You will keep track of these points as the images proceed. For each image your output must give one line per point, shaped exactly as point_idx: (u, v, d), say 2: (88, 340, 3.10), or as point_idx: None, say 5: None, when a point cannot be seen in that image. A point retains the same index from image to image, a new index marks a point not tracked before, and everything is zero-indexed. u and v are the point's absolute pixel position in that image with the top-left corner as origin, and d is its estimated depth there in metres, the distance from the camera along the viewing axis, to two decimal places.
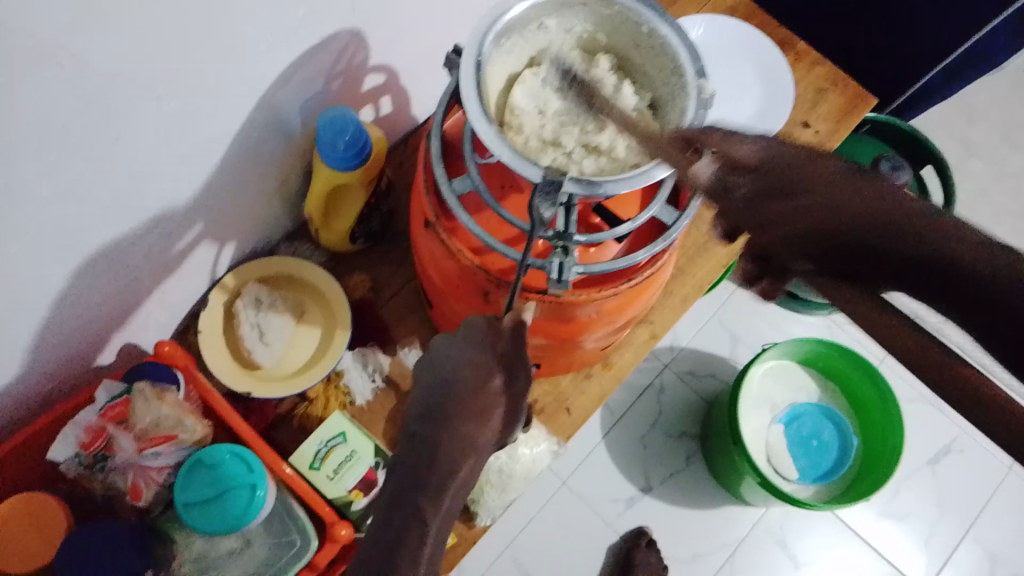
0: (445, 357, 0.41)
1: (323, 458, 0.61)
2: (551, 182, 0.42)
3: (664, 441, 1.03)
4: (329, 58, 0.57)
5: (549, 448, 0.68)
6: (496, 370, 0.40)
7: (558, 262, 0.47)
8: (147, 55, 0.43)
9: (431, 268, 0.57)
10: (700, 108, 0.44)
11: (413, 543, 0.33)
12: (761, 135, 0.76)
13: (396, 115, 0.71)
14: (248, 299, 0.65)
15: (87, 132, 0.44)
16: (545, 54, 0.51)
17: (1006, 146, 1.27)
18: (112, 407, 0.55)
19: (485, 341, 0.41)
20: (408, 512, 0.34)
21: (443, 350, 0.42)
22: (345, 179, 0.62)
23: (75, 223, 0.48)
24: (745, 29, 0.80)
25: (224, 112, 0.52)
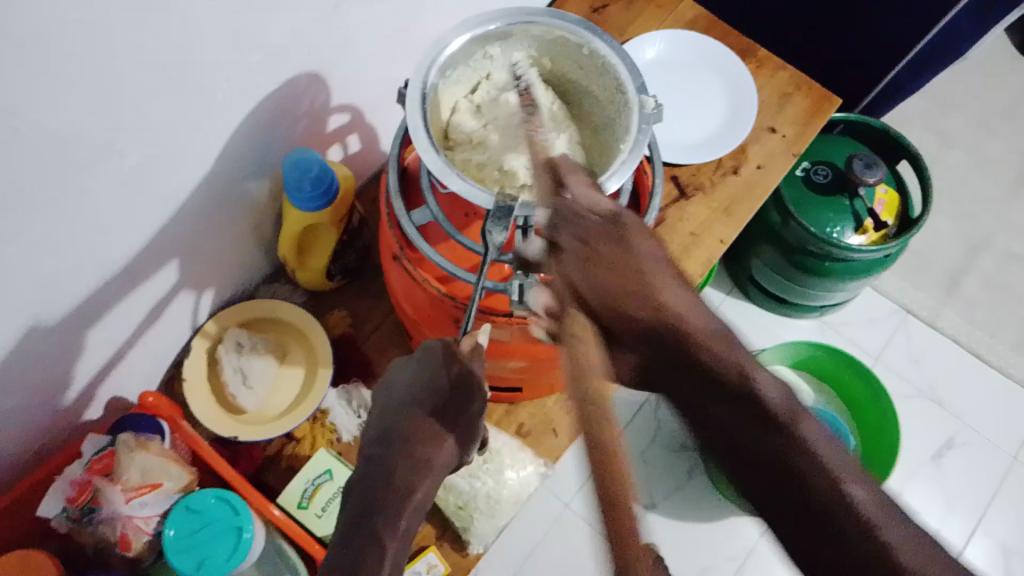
0: (397, 383, 0.41)
1: (310, 497, 0.61)
2: (501, 208, 0.44)
3: (663, 455, 1.03)
4: (290, 100, 0.58)
5: (536, 470, 0.68)
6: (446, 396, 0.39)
7: (519, 283, 0.46)
8: (104, 114, 0.44)
9: (404, 301, 0.58)
10: (642, 125, 0.46)
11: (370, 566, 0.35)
12: (728, 144, 0.77)
13: (365, 152, 0.72)
14: (230, 343, 0.66)
15: (51, 193, 0.45)
16: (483, 84, 0.51)
17: (982, 135, 1.27)
18: (97, 459, 0.56)
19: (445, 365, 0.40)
20: (365, 535, 0.36)
21: (396, 375, 0.41)
22: (314, 218, 0.63)
23: (47, 283, 0.49)
24: (705, 42, 0.81)
25: (188, 163, 0.53)
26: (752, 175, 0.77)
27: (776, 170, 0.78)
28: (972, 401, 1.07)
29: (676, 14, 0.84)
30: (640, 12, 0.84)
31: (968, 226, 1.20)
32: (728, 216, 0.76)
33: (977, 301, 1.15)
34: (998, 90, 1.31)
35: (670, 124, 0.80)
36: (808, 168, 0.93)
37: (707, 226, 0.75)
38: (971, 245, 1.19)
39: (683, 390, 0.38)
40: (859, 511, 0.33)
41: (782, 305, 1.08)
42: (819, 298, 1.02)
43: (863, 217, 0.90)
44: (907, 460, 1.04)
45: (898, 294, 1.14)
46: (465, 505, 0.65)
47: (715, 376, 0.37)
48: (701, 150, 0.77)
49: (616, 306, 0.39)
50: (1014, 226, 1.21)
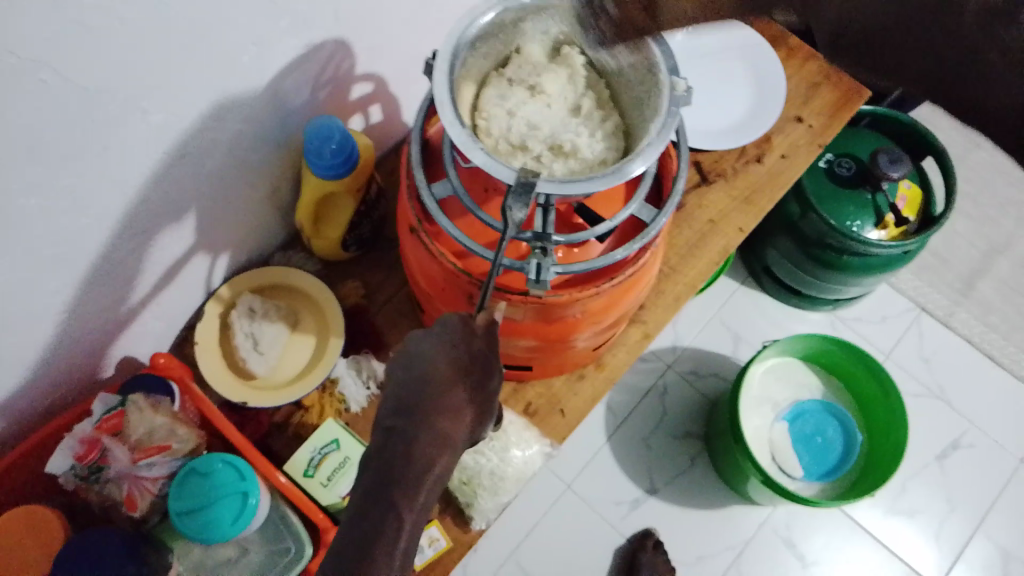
0: (418, 352, 0.41)
1: (316, 466, 0.61)
2: (523, 183, 0.43)
3: (668, 441, 1.03)
4: (315, 66, 0.57)
5: (541, 450, 0.67)
6: (472, 369, 0.41)
7: (536, 262, 0.48)
8: (130, 70, 0.44)
9: (419, 275, 0.58)
10: (671, 108, 0.45)
11: (387, 542, 0.34)
12: (759, 125, 0.76)
13: (386, 123, 0.72)
14: (242, 308, 0.66)
15: (71, 148, 0.44)
16: (514, 56, 0.51)
17: None
18: (106, 419, 0.56)
19: (466, 341, 0.41)
20: (384, 504, 0.35)
21: (415, 346, 0.41)
22: (333, 186, 0.62)
23: (64, 238, 0.49)
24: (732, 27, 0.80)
25: (210, 125, 0.52)
26: (775, 164, 0.76)
27: (800, 160, 0.77)
28: (980, 403, 1.07)
29: None
30: None
31: (988, 228, 1.19)
32: (748, 205, 0.75)
33: (992, 303, 1.14)
34: None
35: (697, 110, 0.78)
36: (831, 160, 0.92)
37: (727, 214, 0.74)
38: (990, 247, 1.18)
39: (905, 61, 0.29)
40: None
41: (796, 296, 1.07)
42: (835, 292, 1.01)
43: (885, 212, 0.89)
44: (912, 459, 1.04)
45: (913, 292, 1.13)
46: (470, 480, 0.66)
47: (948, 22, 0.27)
48: (723, 137, 0.76)
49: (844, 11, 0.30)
50: None
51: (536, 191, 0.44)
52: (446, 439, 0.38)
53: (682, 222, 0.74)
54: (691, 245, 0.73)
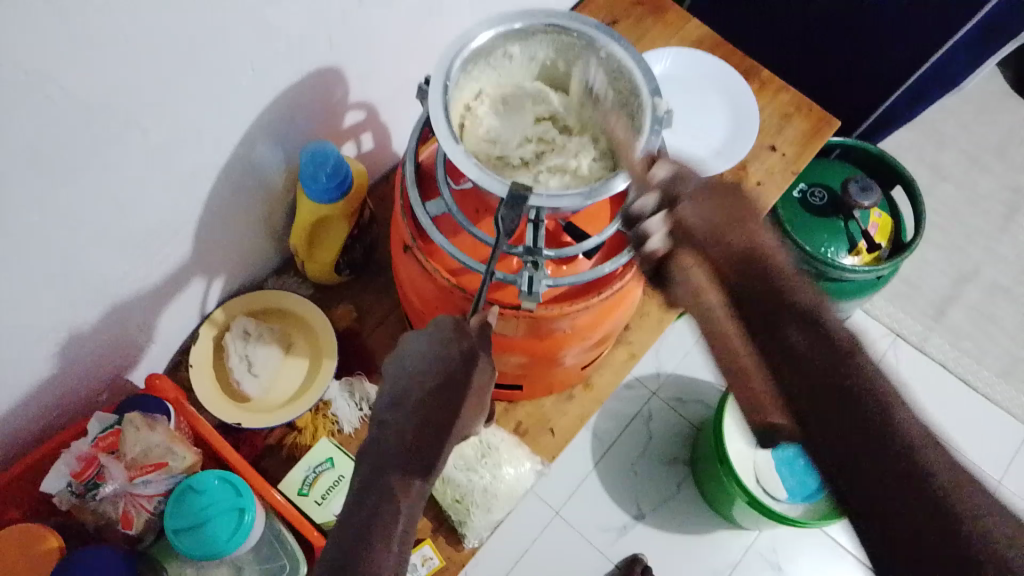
0: (412, 355, 0.43)
1: (310, 484, 0.62)
2: (516, 195, 0.45)
3: (655, 467, 1.04)
4: (309, 94, 0.60)
5: (532, 467, 0.69)
6: (462, 365, 0.42)
7: (529, 275, 0.50)
8: (133, 91, 0.46)
9: (412, 293, 0.59)
10: (655, 127, 0.48)
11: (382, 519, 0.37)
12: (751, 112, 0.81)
13: (377, 151, 0.74)
14: (236, 331, 0.67)
15: (75, 165, 0.46)
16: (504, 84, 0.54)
17: (974, 168, 1.30)
18: (103, 437, 0.56)
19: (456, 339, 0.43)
20: (379, 489, 0.38)
21: (410, 348, 0.44)
22: (328, 211, 0.64)
23: (65, 254, 0.50)
24: (674, 54, 0.84)
25: (207, 147, 0.54)
26: (752, 191, 0.79)
27: (773, 189, 0.80)
28: (958, 426, 1.09)
29: (684, 33, 0.87)
30: (649, 29, 0.87)
31: (957, 256, 1.22)
32: None
33: (963, 329, 1.17)
34: (990, 125, 1.34)
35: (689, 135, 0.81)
36: (805, 190, 0.96)
37: None
38: (960, 274, 1.21)
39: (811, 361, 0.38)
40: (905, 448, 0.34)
41: None
42: None
43: (857, 239, 0.93)
44: None
45: (887, 318, 1.16)
46: (463, 498, 0.67)
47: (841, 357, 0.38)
48: (701, 165, 0.79)
49: (756, 273, 0.44)
50: (1002, 258, 1.23)
51: (529, 204, 0.45)
52: (437, 431, 0.40)
53: None
54: None
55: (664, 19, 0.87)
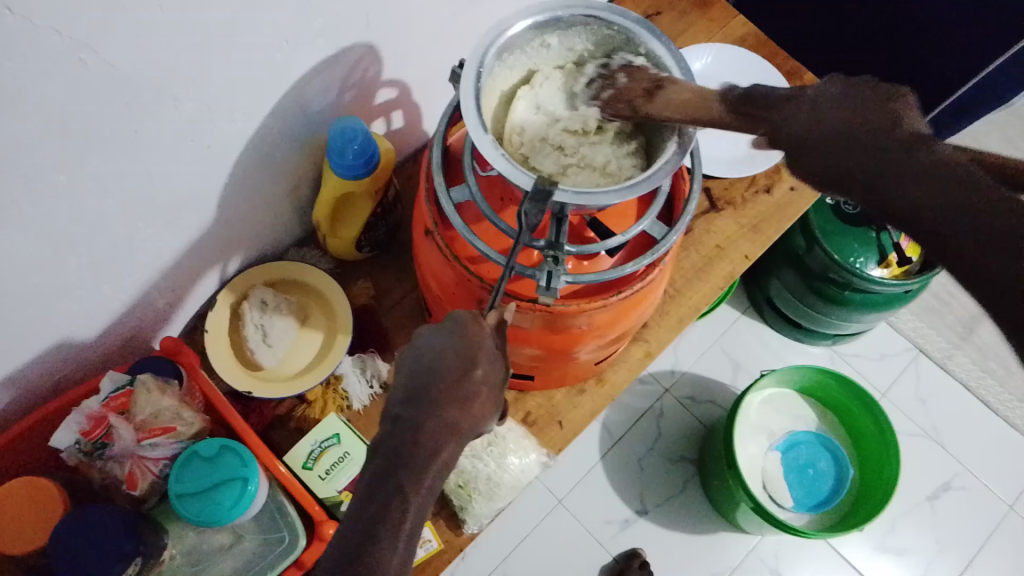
0: (429, 347, 0.43)
1: (315, 459, 0.62)
2: (541, 191, 0.44)
3: (661, 464, 1.04)
4: (343, 69, 0.59)
5: (538, 459, 0.68)
6: (479, 361, 0.42)
7: (548, 270, 0.50)
8: (168, 60, 0.45)
9: (430, 277, 0.59)
10: (689, 131, 0.47)
11: (391, 524, 0.36)
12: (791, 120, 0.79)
13: (407, 129, 0.74)
14: (254, 300, 0.67)
15: (104, 130, 0.46)
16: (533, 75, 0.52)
17: None
18: (114, 397, 0.57)
19: (474, 332, 0.43)
20: (387, 482, 0.37)
21: (427, 340, 0.43)
22: (352, 186, 0.64)
23: (89, 216, 0.50)
24: (716, 49, 0.82)
25: (237, 118, 0.54)
26: (784, 196, 0.77)
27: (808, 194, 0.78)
28: (974, 448, 1.08)
29: (728, 29, 0.85)
30: (693, 23, 0.85)
31: None
32: (754, 234, 0.76)
33: (989, 349, 1.15)
34: None
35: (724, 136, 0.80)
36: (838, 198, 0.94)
37: (733, 242, 0.76)
38: None
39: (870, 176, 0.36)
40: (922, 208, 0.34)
41: (795, 329, 1.09)
42: (835, 327, 1.02)
43: (888, 250, 0.91)
44: (903, 498, 1.04)
45: (912, 333, 1.14)
46: (466, 484, 0.67)
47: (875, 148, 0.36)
48: (733, 167, 0.78)
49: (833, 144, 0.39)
50: None
51: (553, 201, 0.45)
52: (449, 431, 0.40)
53: (689, 245, 0.75)
54: (698, 269, 0.75)
55: (708, 14, 0.85)
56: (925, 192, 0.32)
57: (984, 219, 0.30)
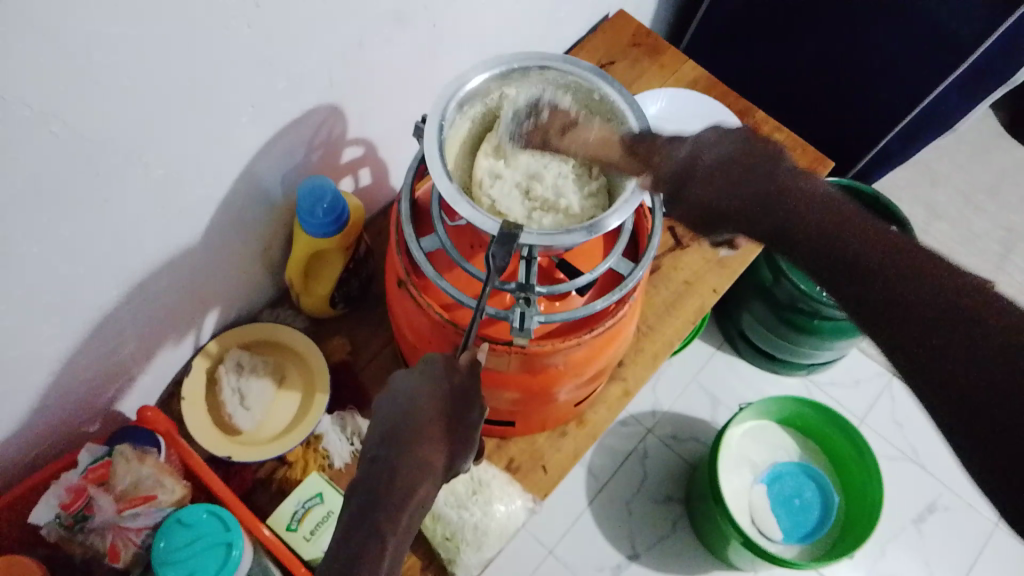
0: (402, 388, 0.42)
1: (300, 519, 0.61)
2: (507, 233, 0.46)
3: (649, 505, 1.03)
4: (309, 129, 0.61)
5: (524, 505, 0.68)
6: (452, 400, 0.42)
7: (520, 311, 0.50)
8: (137, 127, 0.47)
9: (405, 326, 0.60)
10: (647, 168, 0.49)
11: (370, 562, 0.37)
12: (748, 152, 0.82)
13: (375, 186, 0.75)
14: (231, 363, 0.67)
15: (75, 199, 0.47)
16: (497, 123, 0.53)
17: (970, 207, 1.30)
18: (92, 469, 0.55)
19: (447, 374, 0.43)
20: (369, 526, 0.37)
21: (400, 381, 0.42)
22: (323, 244, 0.65)
23: (62, 286, 0.51)
24: (670, 93, 0.85)
25: (207, 181, 0.55)
26: None
27: None
28: (955, 467, 1.09)
29: (680, 74, 0.88)
30: (645, 71, 0.88)
31: None
32: (722, 267, 0.78)
33: None
34: (986, 162, 1.34)
35: None
36: None
37: (701, 276, 0.78)
38: None
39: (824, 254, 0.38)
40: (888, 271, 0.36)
41: (770, 361, 1.10)
42: (809, 356, 1.03)
43: None
44: (890, 523, 1.05)
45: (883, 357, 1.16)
46: (453, 536, 0.66)
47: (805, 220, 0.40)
48: None
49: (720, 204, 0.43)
50: None
51: (520, 243, 0.46)
52: (425, 469, 0.39)
53: (658, 282, 0.77)
54: (669, 305, 0.76)
55: (660, 61, 0.89)
56: (925, 289, 0.35)
57: (917, 295, 0.35)
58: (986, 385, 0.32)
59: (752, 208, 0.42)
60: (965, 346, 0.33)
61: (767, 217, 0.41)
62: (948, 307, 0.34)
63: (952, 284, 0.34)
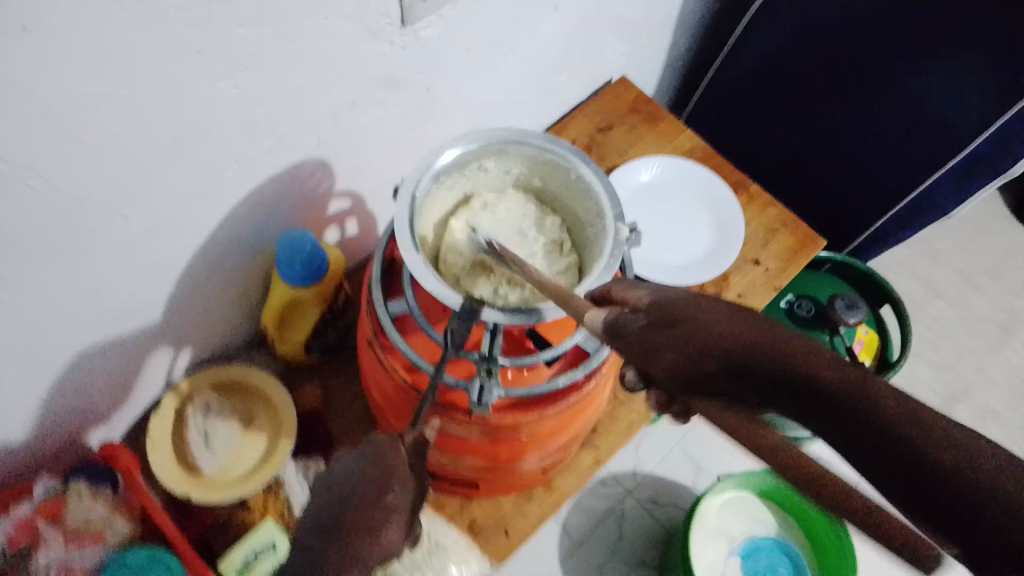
0: (340, 472, 0.42)
1: (251, 569, 0.61)
2: (469, 310, 0.46)
3: (623, 570, 1.02)
4: (294, 183, 0.62)
5: (480, 570, 0.66)
6: (391, 485, 0.42)
7: (481, 381, 0.50)
8: (114, 184, 0.48)
9: (372, 384, 0.60)
10: (614, 251, 0.49)
11: None
12: (738, 230, 0.82)
13: (362, 236, 0.76)
14: (198, 405, 0.67)
15: (49, 248, 0.47)
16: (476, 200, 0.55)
17: (970, 286, 1.29)
18: (46, 502, 0.56)
19: (388, 456, 0.43)
20: None
21: (342, 465, 0.43)
22: (300, 294, 0.65)
23: (33, 329, 0.51)
24: (668, 160, 0.86)
25: (186, 232, 0.56)
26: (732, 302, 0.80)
27: (756, 300, 0.81)
28: None
29: (677, 143, 0.89)
30: (643, 136, 0.89)
31: (950, 375, 1.19)
32: None
33: None
34: (990, 242, 1.33)
35: (669, 245, 0.83)
36: (792, 301, 0.97)
37: None
38: (950, 395, 1.18)
39: (769, 376, 0.31)
40: (847, 385, 0.28)
41: None
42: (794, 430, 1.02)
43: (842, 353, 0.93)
44: None
45: None
46: None
47: (746, 338, 0.33)
48: (683, 274, 0.80)
49: (663, 315, 0.37)
50: (993, 381, 1.20)
51: (482, 318, 0.47)
52: (353, 559, 0.39)
53: None
54: None
55: (659, 128, 0.89)
56: (874, 411, 0.27)
57: (879, 423, 0.26)
58: (971, 507, 0.24)
59: (671, 335, 0.35)
60: (948, 483, 0.24)
61: (766, 362, 0.31)
62: (924, 437, 0.25)
63: (955, 422, 0.26)
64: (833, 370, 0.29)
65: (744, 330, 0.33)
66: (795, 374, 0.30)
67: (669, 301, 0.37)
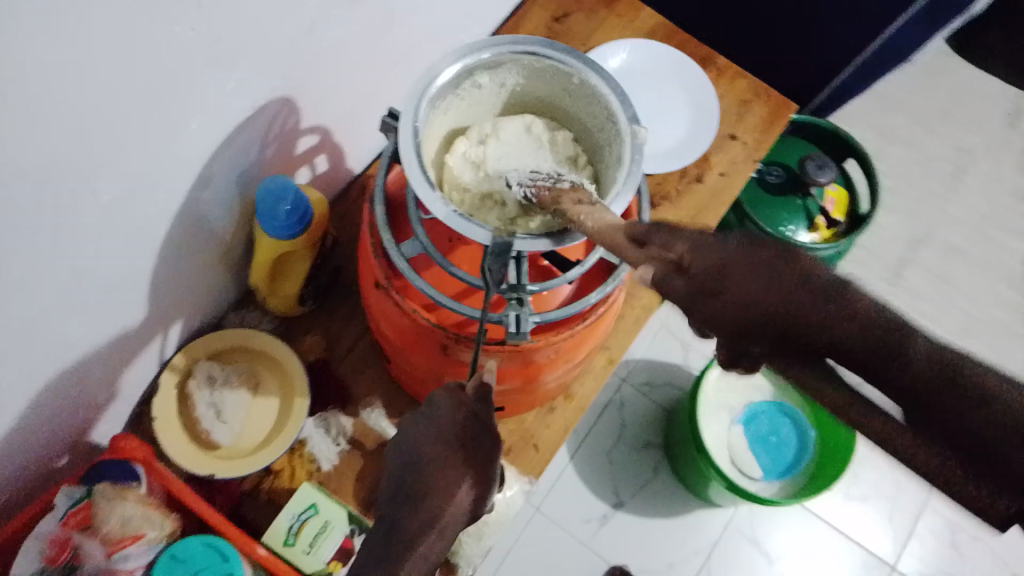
0: (410, 438, 0.44)
1: (297, 533, 0.60)
2: (500, 244, 0.43)
3: (630, 454, 1.05)
4: (262, 125, 0.56)
5: (521, 488, 0.68)
6: (456, 444, 0.43)
7: (516, 314, 0.48)
8: (79, 158, 0.42)
9: (384, 322, 0.57)
10: (635, 156, 0.45)
11: None
12: (716, 104, 0.80)
13: (334, 171, 0.71)
14: (201, 377, 0.64)
15: (23, 239, 0.42)
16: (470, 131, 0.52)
17: (921, 128, 1.36)
18: (74, 513, 0.52)
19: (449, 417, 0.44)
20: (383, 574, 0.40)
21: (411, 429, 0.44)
22: (288, 245, 0.61)
23: (19, 328, 0.46)
24: (633, 42, 0.81)
25: (161, 197, 0.51)
26: (716, 182, 0.79)
27: (739, 176, 0.80)
28: None
29: (638, 23, 0.85)
30: (602, 20, 0.84)
31: (911, 219, 1.27)
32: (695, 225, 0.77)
33: (920, 291, 1.22)
34: (934, 86, 1.40)
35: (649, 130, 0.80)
36: (762, 170, 0.97)
37: None
38: (912, 238, 1.26)
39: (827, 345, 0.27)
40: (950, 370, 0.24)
41: None
42: None
43: (815, 214, 0.96)
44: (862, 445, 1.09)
45: None
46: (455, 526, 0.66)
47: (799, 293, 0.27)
48: (670, 158, 0.78)
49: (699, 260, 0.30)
50: (953, 219, 1.29)
51: (513, 251, 0.44)
52: (431, 520, 0.41)
53: None
54: None
55: (616, 9, 0.85)
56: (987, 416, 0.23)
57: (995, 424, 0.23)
58: None
59: (724, 280, 0.29)
60: None
61: (831, 350, 0.26)
62: None
63: None
64: (938, 352, 0.24)
65: (814, 288, 0.27)
66: (881, 349, 0.25)
67: (718, 249, 0.30)
